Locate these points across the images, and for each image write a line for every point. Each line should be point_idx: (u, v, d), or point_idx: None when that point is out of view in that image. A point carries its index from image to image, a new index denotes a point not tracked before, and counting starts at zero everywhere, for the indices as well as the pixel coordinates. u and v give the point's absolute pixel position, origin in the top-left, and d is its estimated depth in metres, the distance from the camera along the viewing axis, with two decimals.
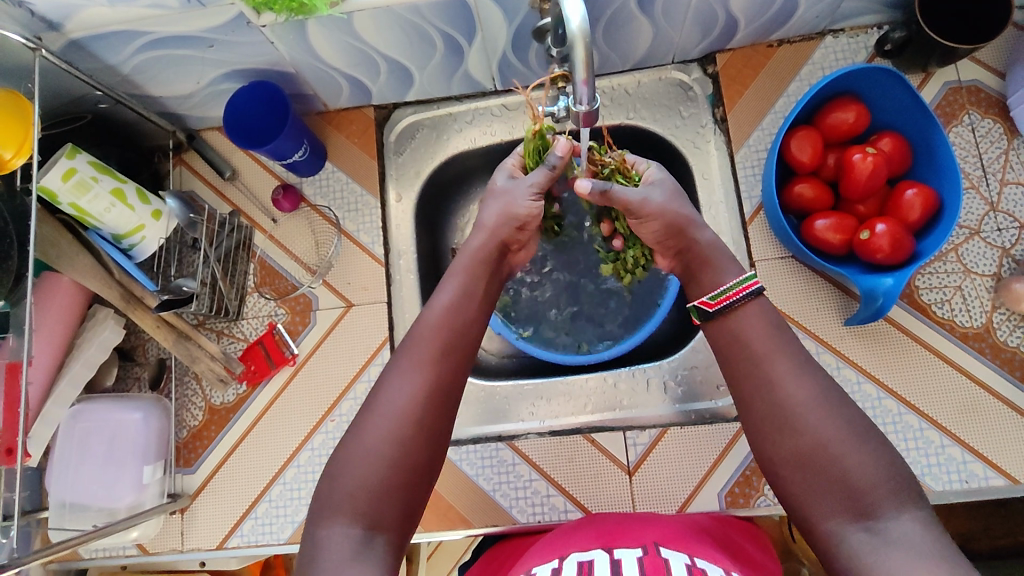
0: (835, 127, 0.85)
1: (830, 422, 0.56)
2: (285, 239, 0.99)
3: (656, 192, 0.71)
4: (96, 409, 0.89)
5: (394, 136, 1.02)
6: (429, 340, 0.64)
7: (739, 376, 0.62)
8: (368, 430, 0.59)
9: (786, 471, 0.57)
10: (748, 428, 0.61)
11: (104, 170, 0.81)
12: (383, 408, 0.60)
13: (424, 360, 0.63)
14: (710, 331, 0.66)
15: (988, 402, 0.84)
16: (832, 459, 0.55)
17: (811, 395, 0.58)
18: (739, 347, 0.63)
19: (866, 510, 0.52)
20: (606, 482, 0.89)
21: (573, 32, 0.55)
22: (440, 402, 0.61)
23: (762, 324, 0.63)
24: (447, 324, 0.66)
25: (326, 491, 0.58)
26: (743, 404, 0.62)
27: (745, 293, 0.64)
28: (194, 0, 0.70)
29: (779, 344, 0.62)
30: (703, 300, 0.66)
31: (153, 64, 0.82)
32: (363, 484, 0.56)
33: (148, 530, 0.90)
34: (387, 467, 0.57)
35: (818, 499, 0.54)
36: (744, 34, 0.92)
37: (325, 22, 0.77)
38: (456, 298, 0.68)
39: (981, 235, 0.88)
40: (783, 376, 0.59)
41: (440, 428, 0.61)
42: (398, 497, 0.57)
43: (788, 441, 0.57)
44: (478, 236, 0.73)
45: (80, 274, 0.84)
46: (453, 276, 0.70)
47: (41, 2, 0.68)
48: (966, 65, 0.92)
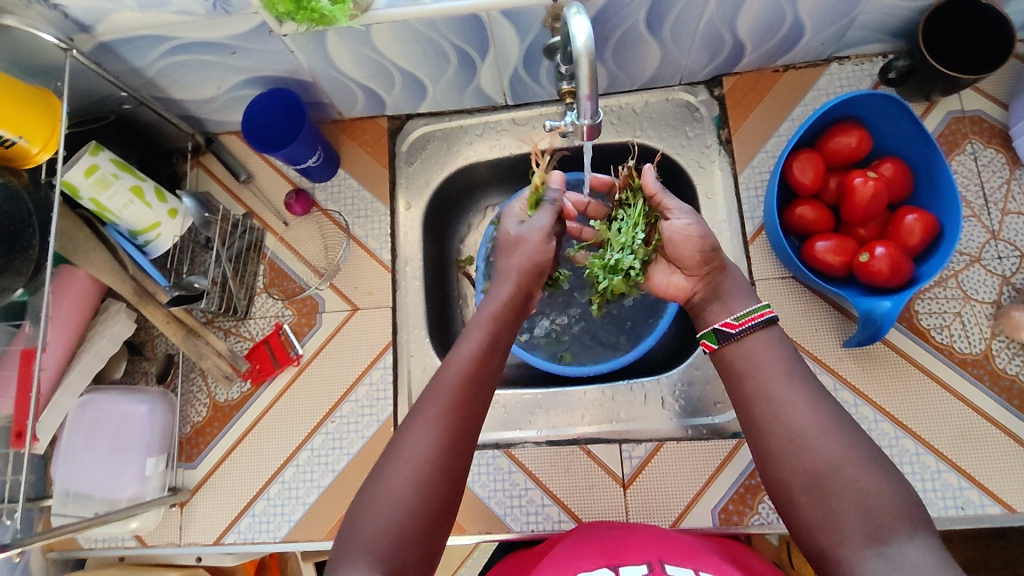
0: (837, 151, 0.87)
1: (840, 444, 0.58)
2: (296, 242, 1.01)
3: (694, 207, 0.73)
4: (104, 400, 0.90)
5: (405, 146, 1.04)
6: (454, 388, 0.64)
7: (747, 398, 0.64)
8: (390, 474, 0.60)
9: (800, 496, 0.58)
10: (759, 454, 0.63)
11: (124, 167, 0.84)
12: (405, 455, 0.60)
13: (447, 408, 0.63)
14: (723, 353, 0.68)
15: (986, 429, 0.85)
16: (843, 483, 0.56)
17: (821, 418, 0.60)
18: (749, 370, 0.65)
19: (880, 535, 0.54)
20: (601, 494, 0.89)
21: (578, 50, 0.57)
22: (461, 451, 0.62)
23: (771, 348, 0.66)
24: (473, 373, 0.65)
25: (346, 535, 0.58)
26: (754, 430, 0.63)
27: (759, 321, 0.67)
28: (220, 8, 0.74)
29: (790, 367, 0.64)
30: (727, 321, 0.67)
31: (177, 68, 0.86)
32: (383, 530, 0.57)
33: (148, 522, 0.91)
34: (407, 513, 0.58)
35: (833, 524, 0.56)
36: (750, 59, 0.94)
37: (345, 33, 0.80)
38: (483, 346, 0.67)
39: (981, 262, 0.89)
40: (793, 399, 0.62)
41: (456, 481, 0.61)
42: (414, 544, 0.58)
43: (801, 464, 0.59)
44: (503, 283, 0.72)
45: (96, 268, 0.86)
46: (478, 321, 0.70)
47: (74, 6, 0.71)
48: (970, 95, 0.93)
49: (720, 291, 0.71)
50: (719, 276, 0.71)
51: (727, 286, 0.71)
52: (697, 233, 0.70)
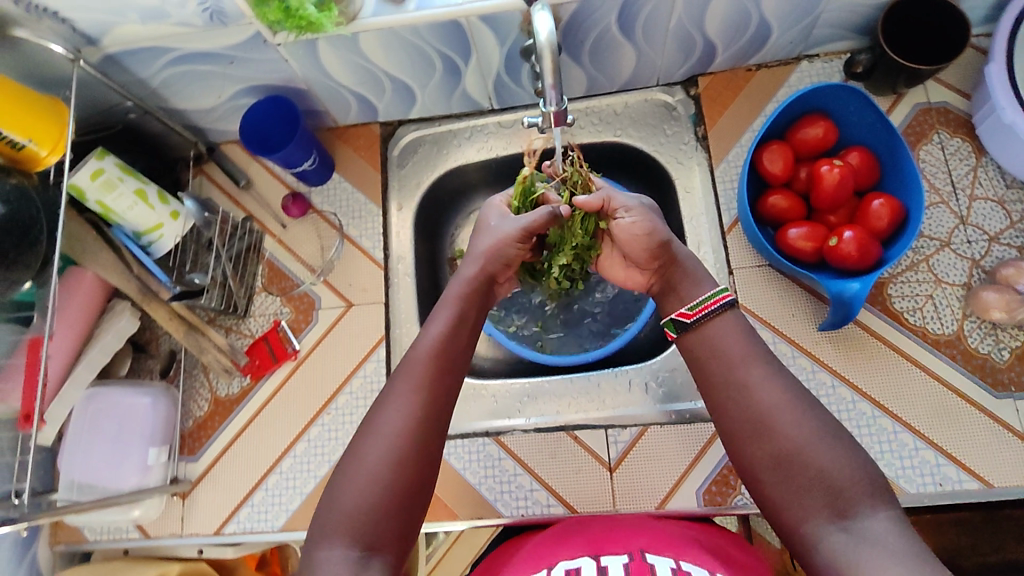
0: (805, 141, 0.90)
1: (803, 425, 0.63)
2: (293, 243, 1.06)
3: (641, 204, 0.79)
4: (109, 393, 0.94)
5: (397, 150, 1.09)
6: (421, 370, 0.69)
7: (715, 384, 0.69)
8: (367, 452, 0.65)
9: (767, 474, 0.63)
10: (725, 435, 0.67)
11: (129, 172, 0.89)
12: (380, 434, 0.65)
13: (417, 388, 0.68)
14: (685, 340, 0.73)
15: (960, 407, 0.87)
16: (806, 462, 0.61)
17: (784, 400, 0.65)
18: (716, 357, 0.69)
19: (842, 508, 0.59)
20: (588, 478, 0.92)
21: (541, 42, 0.61)
22: (429, 426, 0.67)
23: (737, 333, 0.70)
24: (440, 354, 0.70)
25: (326, 510, 0.63)
26: (721, 413, 0.68)
27: (718, 306, 0.72)
28: (217, 19, 0.79)
29: (753, 353, 0.68)
30: (683, 312, 0.72)
31: (179, 78, 0.91)
32: (362, 503, 0.62)
33: (149, 511, 0.95)
34: (382, 489, 0.63)
35: (799, 500, 0.61)
36: (722, 58, 0.99)
37: (334, 41, 0.86)
38: (449, 329, 0.73)
39: (950, 247, 0.92)
40: (760, 384, 0.66)
41: (428, 457, 0.66)
42: (388, 516, 0.62)
43: (767, 446, 0.63)
44: (471, 264, 0.79)
45: (103, 269, 0.91)
46: (446, 305, 0.75)
47: (82, 19, 0.77)
48: (935, 87, 0.97)
49: (672, 282, 0.76)
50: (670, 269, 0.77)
51: (679, 277, 0.76)
52: (642, 231, 0.76)
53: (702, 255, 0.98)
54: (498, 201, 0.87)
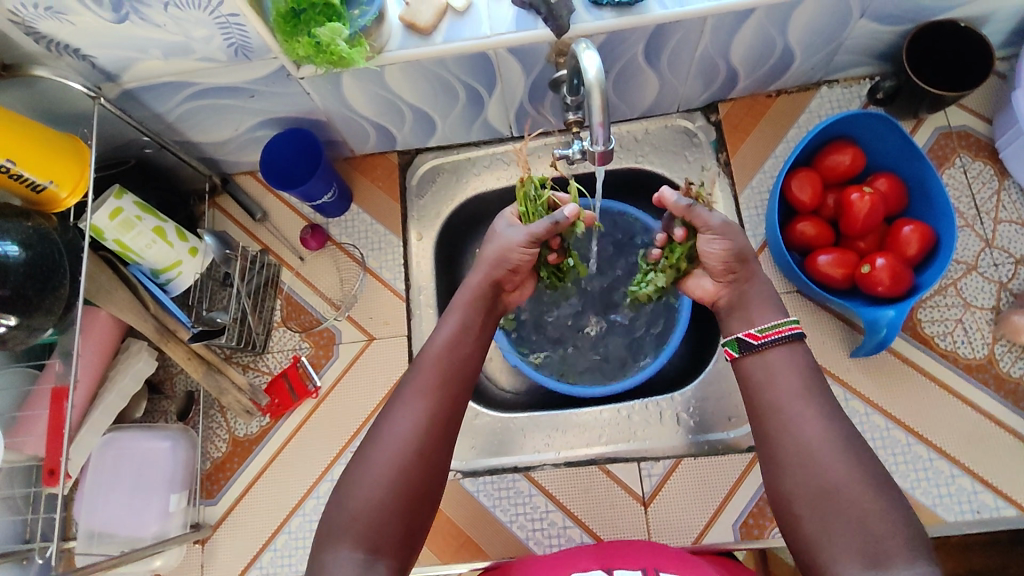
0: (832, 168, 0.90)
1: (850, 467, 0.59)
2: (312, 276, 1.04)
3: (720, 216, 0.73)
4: (126, 437, 0.91)
5: (415, 180, 1.08)
6: (429, 373, 0.67)
7: (763, 410, 0.66)
8: (374, 456, 0.63)
9: (803, 507, 0.60)
10: (765, 462, 0.64)
11: (147, 210, 0.87)
12: (387, 438, 0.63)
13: (425, 392, 0.66)
14: (743, 363, 0.69)
15: (996, 432, 0.86)
16: (847, 503, 0.58)
17: (833, 436, 0.61)
18: (769, 386, 0.66)
19: (878, 558, 0.55)
20: (622, 513, 0.90)
21: (590, 81, 0.62)
22: (441, 430, 0.65)
23: (792, 362, 0.67)
24: (448, 358, 0.69)
25: (332, 517, 0.61)
26: (765, 440, 0.65)
27: (788, 332, 0.68)
28: (241, 54, 0.78)
29: (810, 387, 0.65)
30: (750, 332, 0.69)
31: (197, 112, 0.89)
32: (366, 508, 0.60)
33: (170, 560, 0.91)
34: (389, 491, 0.61)
35: (833, 541, 0.57)
36: (743, 85, 0.99)
37: (358, 74, 0.84)
38: (456, 332, 0.71)
39: (978, 270, 0.92)
40: (809, 416, 0.63)
41: (437, 462, 0.64)
42: (394, 523, 0.60)
43: (808, 481, 0.60)
44: (476, 273, 0.76)
45: (119, 309, 0.88)
46: (454, 310, 0.74)
47: (103, 56, 0.75)
48: (955, 111, 0.98)
49: (745, 299, 0.73)
50: (744, 285, 0.73)
51: (751, 295, 0.73)
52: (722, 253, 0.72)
53: None
54: (506, 213, 0.81)
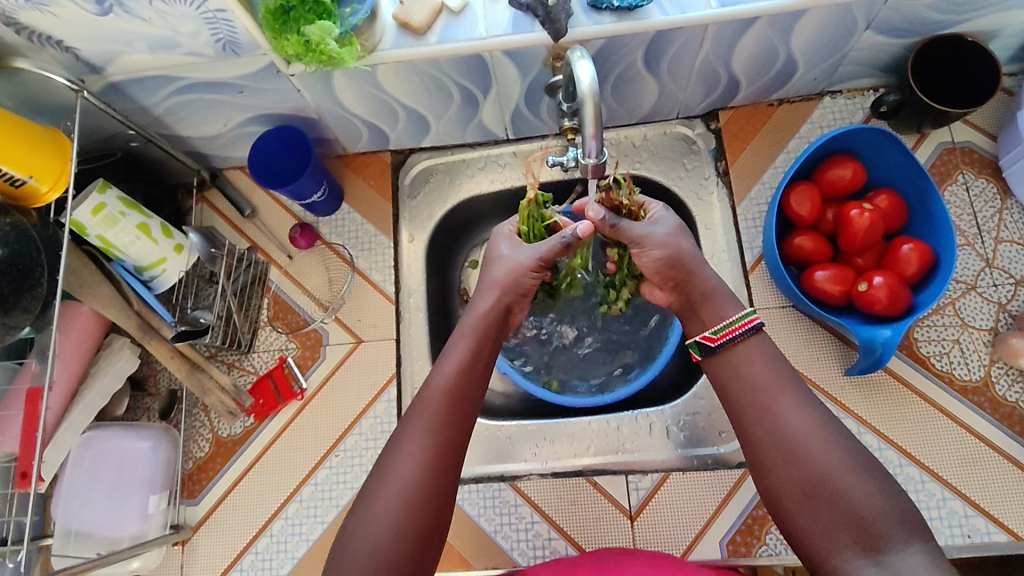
0: (832, 182, 0.89)
1: (834, 455, 0.59)
2: (300, 275, 1.02)
3: (659, 226, 0.72)
4: (108, 436, 0.90)
5: (408, 180, 1.06)
6: (436, 405, 0.65)
7: (740, 406, 0.65)
8: (380, 493, 0.61)
9: (793, 503, 0.59)
10: (750, 459, 0.64)
11: (131, 205, 0.85)
12: (394, 473, 0.62)
13: (432, 424, 0.64)
14: (709, 362, 0.69)
15: (990, 456, 0.85)
16: (836, 492, 0.57)
17: (813, 426, 0.61)
18: (740, 380, 0.65)
19: (873, 543, 0.55)
20: (607, 526, 0.89)
21: (583, 90, 0.60)
22: (448, 464, 0.63)
23: (761, 354, 0.66)
24: (457, 389, 0.66)
25: (339, 552, 0.60)
26: (745, 437, 0.64)
27: (745, 329, 0.67)
28: (229, 50, 0.75)
29: (780, 376, 0.64)
30: (706, 335, 0.67)
31: (184, 107, 0.87)
32: (375, 547, 0.58)
33: (149, 561, 0.90)
34: (396, 531, 0.59)
35: (827, 533, 0.57)
36: (745, 94, 0.97)
37: (351, 73, 0.82)
38: (465, 360, 0.69)
39: (977, 290, 0.90)
40: (787, 408, 0.62)
41: (446, 496, 0.62)
42: (403, 561, 0.59)
43: (794, 475, 0.60)
44: (484, 298, 0.74)
45: (100, 304, 0.86)
46: (461, 337, 0.71)
47: (86, 48, 0.73)
48: (960, 127, 0.96)
49: (694, 301, 0.71)
50: (686, 287, 0.71)
51: (698, 296, 0.71)
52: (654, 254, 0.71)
53: None
54: (505, 228, 0.82)
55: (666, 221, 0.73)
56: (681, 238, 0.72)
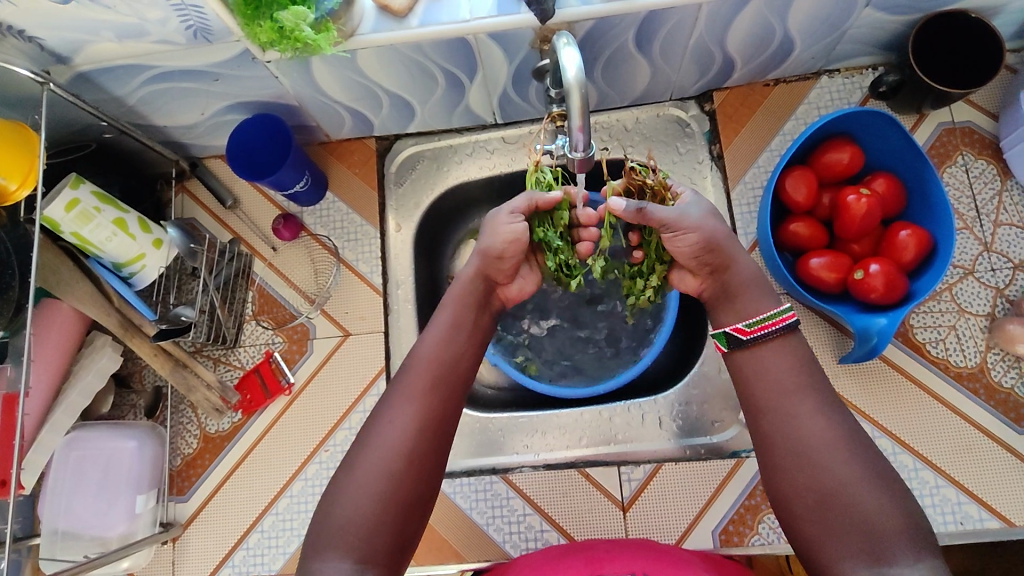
0: (830, 166, 0.86)
1: (850, 464, 0.58)
2: (285, 267, 1.00)
3: (694, 208, 0.68)
4: (94, 436, 0.89)
5: (394, 167, 1.03)
6: (420, 376, 0.65)
7: (761, 408, 0.64)
8: (361, 463, 0.61)
9: (803, 509, 0.59)
10: (763, 462, 0.63)
11: (106, 200, 0.81)
12: (376, 445, 0.62)
13: (416, 393, 0.64)
14: (734, 357, 0.68)
15: (983, 443, 0.84)
16: (847, 502, 0.57)
17: (834, 435, 0.60)
18: (762, 383, 0.65)
19: (881, 555, 0.54)
20: (600, 517, 0.89)
21: (569, 81, 0.57)
22: (433, 434, 0.63)
23: (789, 357, 0.65)
24: (439, 362, 0.67)
25: (319, 524, 0.60)
26: (763, 439, 0.63)
27: (779, 326, 0.66)
28: (201, 37, 0.72)
29: (805, 383, 0.63)
30: (739, 327, 0.66)
31: (158, 96, 0.83)
32: (354, 515, 0.58)
33: (140, 560, 0.90)
34: (376, 500, 0.59)
35: (833, 541, 0.57)
36: (740, 74, 0.94)
37: (329, 58, 0.79)
38: (447, 332, 0.69)
39: (975, 275, 0.89)
40: (810, 415, 0.62)
41: (432, 462, 0.63)
42: (385, 527, 0.58)
43: (806, 481, 0.59)
44: (469, 265, 0.73)
45: (80, 301, 0.84)
46: (445, 307, 0.71)
47: (50, 38, 0.69)
48: (960, 106, 0.93)
49: (729, 290, 0.69)
50: (723, 276, 0.69)
51: (735, 284, 0.69)
52: (693, 241, 0.67)
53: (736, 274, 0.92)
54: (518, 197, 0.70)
55: (700, 204, 0.69)
56: (714, 222, 0.69)
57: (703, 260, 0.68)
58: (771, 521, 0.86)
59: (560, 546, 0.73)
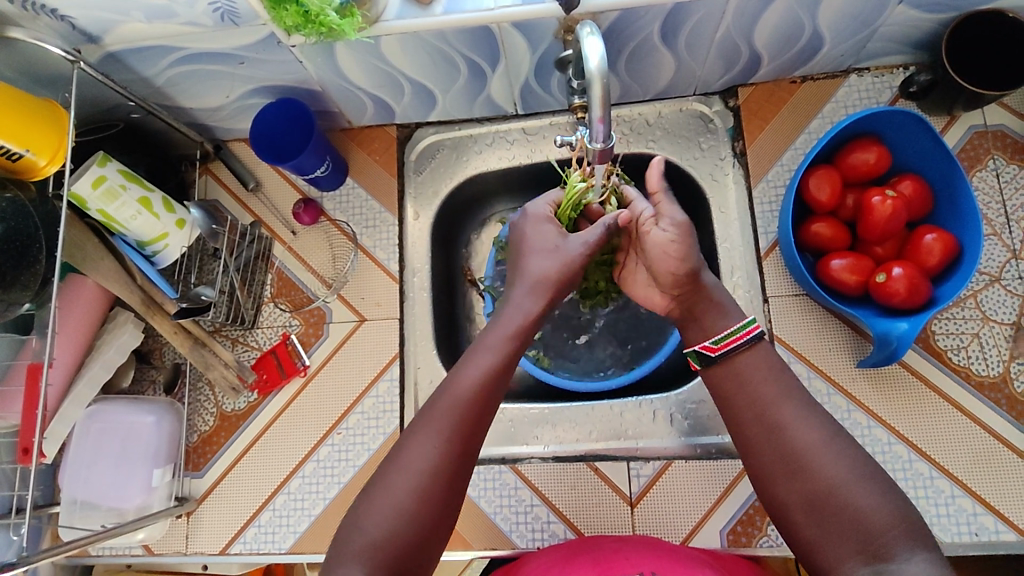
0: (855, 167, 0.85)
1: (839, 464, 0.58)
2: (303, 251, 1.01)
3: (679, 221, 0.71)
4: (113, 410, 0.91)
5: (414, 155, 1.03)
6: (463, 401, 0.64)
7: (746, 419, 0.64)
8: (389, 485, 0.60)
9: (800, 515, 0.58)
10: (755, 473, 0.63)
11: (132, 178, 0.83)
12: (406, 467, 0.61)
13: (449, 423, 0.63)
14: (712, 372, 0.68)
15: (1002, 454, 0.83)
16: (842, 503, 0.56)
17: (819, 438, 0.60)
18: (745, 391, 0.65)
19: (878, 552, 0.53)
20: (607, 512, 0.89)
21: (591, 71, 0.56)
22: (459, 466, 0.62)
23: (768, 367, 0.66)
24: (486, 392, 0.65)
25: (343, 542, 0.59)
26: (751, 450, 0.63)
27: (746, 339, 0.67)
28: (228, 20, 0.72)
29: (785, 389, 0.64)
30: (706, 345, 0.68)
31: (185, 78, 0.84)
32: (381, 538, 0.58)
33: (155, 532, 0.92)
34: (404, 526, 0.58)
35: (833, 544, 0.56)
36: (767, 70, 0.92)
37: (353, 44, 0.79)
38: (496, 363, 0.66)
39: (1001, 282, 0.87)
40: (793, 421, 0.62)
41: (451, 496, 0.61)
42: (405, 555, 0.58)
43: (799, 487, 0.59)
44: (533, 297, 0.70)
45: (103, 278, 0.85)
46: (499, 336, 0.68)
47: (81, 17, 0.70)
48: (993, 109, 0.91)
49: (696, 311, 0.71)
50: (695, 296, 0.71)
51: (702, 307, 0.71)
52: (677, 252, 0.69)
53: (735, 280, 0.93)
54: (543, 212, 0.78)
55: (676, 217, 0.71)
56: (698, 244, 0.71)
57: (677, 284, 0.71)
58: None
59: (566, 546, 0.73)
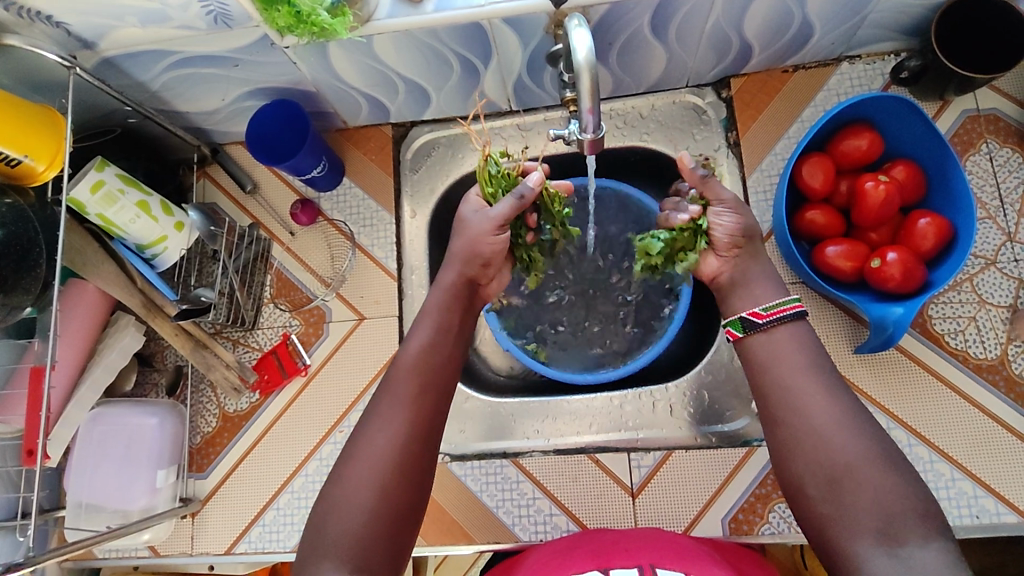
0: (848, 153, 0.85)
1: (860, 443, 0.58)
2: (302, 252, 1.02)
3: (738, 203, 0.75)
4: (114, 412, 0.92)
5: (410, 154, 1.04)
6: (406, 381, 0.66)
7: (770, 392, 0.64)
8: (350, 474, 0.61)
9: (814, 490, 0.58)
10: (773, 447, 0.63)
11: (130, 182, 0.83)
12: (364, 454, 0.61)
13: (402, 403, 0.64)
14: (745, 342, 0.68)
15: (1001, 435, 0.83)
16: (857, 482, 0.56)
17: (840, 415, 0.60)
18: (771, 365, 0.65)
19: (892, 532, 0.54)
20: (610, 503, 0.89)
21: (579, 63, 0.57)
22: (420, 443, 0.63)
23: (797, 342, 0.65)
24: (425, 366, 0.67)
25: (313, 537, 0.59)
26: (773, 423, 0.63)
27: (792, 312, 0.67)
28: (221, 23, 0.73)
29: (813, 365, 0.63)
30: (756, 310, 0.67)
31: (180, 82, 0.85)
32: (349, 528, 0.58)
33: (160, 533, 0.92)
34: (369, 511, 0.59)
35: (846, 521, 0.56)
36: (758, 60, 0.93)
37: (346, 44, 0.80)
38: (431, 338, 0.69)
39: (997, 265, 0.87)
40: (817, 396, 0.61)
41: (421, 475, 0.62)
42: (380, 537, 0.58)
43: (816, 463, 0.58)
44: (448, 271, 0.74)
45: (105, 281, 0.86)
46: (426, 314, 0.71)
47: (76, 23, 0.71)
48: (985, 93, 0.91)
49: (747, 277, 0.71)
50: (747, 262, 0.72)
51: (754, 273, 0.72)
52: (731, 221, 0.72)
53: None
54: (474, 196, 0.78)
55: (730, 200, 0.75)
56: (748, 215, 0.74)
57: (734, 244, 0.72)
58: (783, 510, 0.85)
59: (569, 537, 0.73)
